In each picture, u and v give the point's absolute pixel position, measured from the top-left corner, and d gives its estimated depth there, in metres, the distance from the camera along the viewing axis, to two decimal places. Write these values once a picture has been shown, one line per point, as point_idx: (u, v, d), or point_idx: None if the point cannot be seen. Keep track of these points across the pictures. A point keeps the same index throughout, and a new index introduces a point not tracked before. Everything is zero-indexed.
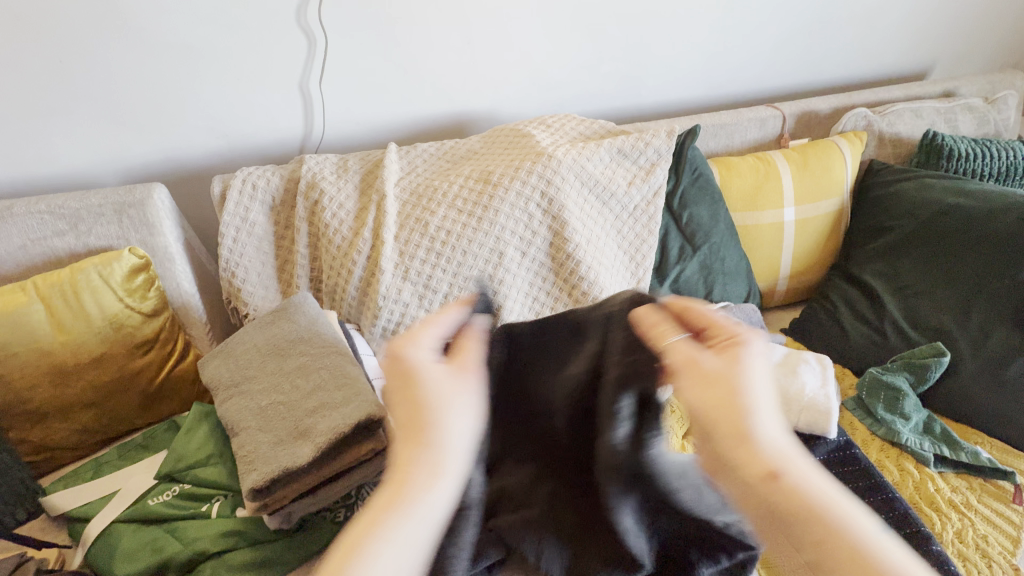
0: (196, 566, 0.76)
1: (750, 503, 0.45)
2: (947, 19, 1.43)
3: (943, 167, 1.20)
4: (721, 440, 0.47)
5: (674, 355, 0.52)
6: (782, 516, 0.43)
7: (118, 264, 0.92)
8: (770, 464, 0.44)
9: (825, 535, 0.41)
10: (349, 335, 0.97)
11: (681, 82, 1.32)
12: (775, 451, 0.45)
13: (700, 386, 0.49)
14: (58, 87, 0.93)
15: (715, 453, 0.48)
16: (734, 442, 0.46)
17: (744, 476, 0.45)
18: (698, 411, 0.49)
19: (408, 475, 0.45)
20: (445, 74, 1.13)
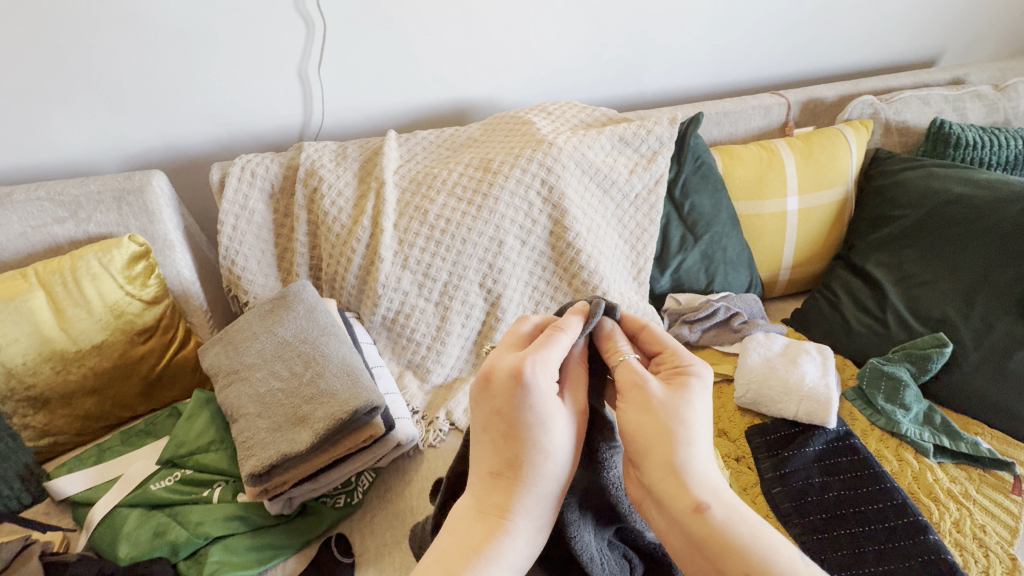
0: (199, 550, 0.77)
1: (677, 533, 0.49)
2: (959, 4, 1.40)
3: (950, 156, 1.18)
4: (656, 470, 0.51)
5: (625, 375, 0.56)
6: (706, 546, 0.46)
7: (118, 251, 0.92)
8: (697, 498, 0.48)
9: (742, 567, 0.44)
10: (348, 324, 0.97)
11: (686, 68, 1.30)
12: (705, 486, 0.49)
13: (642, 411, 0.53)
14: (55, 73, 0.92)
15: (652, 479, 0.51)
16: (669, 472, 0.50)
17: (672, 506, 0.49)
18: (635, 437, 0.53)
19: (513, 519, 0.50)
20: (445, 60, 1.12)
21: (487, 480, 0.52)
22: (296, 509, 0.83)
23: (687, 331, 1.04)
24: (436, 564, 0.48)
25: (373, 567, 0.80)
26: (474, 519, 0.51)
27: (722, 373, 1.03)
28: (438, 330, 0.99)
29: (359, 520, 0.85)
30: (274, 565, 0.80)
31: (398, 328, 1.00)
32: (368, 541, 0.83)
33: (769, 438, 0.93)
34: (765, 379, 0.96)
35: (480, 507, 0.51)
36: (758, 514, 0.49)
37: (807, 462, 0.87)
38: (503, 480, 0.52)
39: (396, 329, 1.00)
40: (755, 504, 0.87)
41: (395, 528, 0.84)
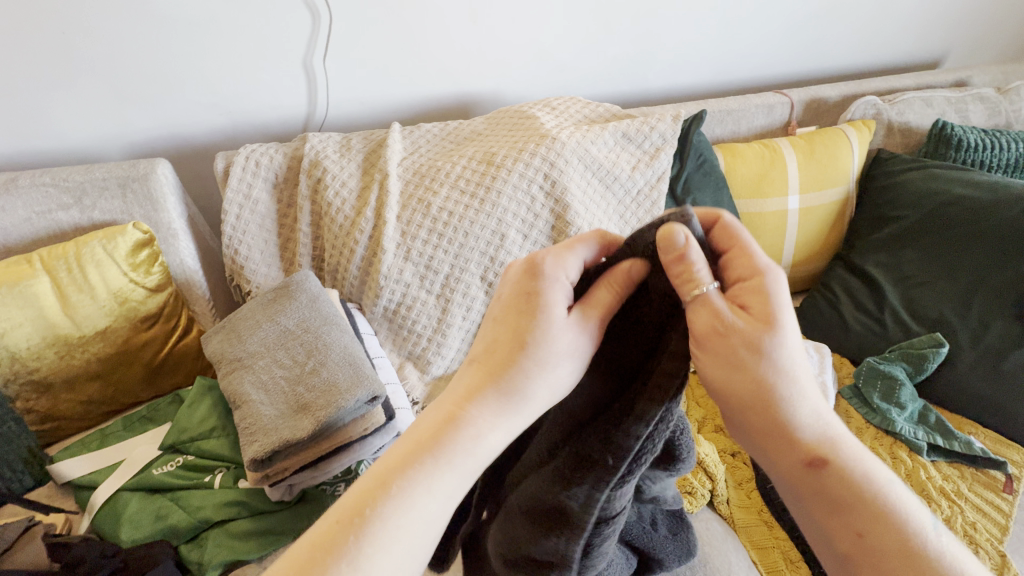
0: (200, 533, 0.79)
1: (792, 486, 0.49)
2: (965, 6, 1.40)
3: (951, 157, 1.19)
4: (755, 428, 0.49)
5: (700, 319, 0.46)
6: (831, 502, 0.47)
7: (122, 238, 0.93)
8: (812, 453, 0.48)
9: (866, 523, 0.46)
10: (350, 314, 0.98)
11: (689, 66, 1.31)
12: (819, 436, 0.48)
13: (727, 364, 0.47)
14: (59, 58, 0.92)
15: (762, 437, 0.49)
16: (774, 428, 0.48)
17: (784, 462, 0.49)
18: (717, 388, 0.49)
19: (474, 423, 0.48)
20: (450, 54, 1.12)
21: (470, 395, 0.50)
22: (297, 495, 0.84)
23: None
24: (403, 457, 0.46)
25: None
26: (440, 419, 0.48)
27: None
28: (439, 322, 1.00)
29: None
30: (273, 550, 0.81)
31: (400, 319, 1.00)
32: None
33: None
34: None
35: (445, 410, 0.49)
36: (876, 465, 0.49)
37: None
38: (486, 398, 0.50)
39: (398, 321, 1.01)
40: (750, 499, 0.88)
41: None
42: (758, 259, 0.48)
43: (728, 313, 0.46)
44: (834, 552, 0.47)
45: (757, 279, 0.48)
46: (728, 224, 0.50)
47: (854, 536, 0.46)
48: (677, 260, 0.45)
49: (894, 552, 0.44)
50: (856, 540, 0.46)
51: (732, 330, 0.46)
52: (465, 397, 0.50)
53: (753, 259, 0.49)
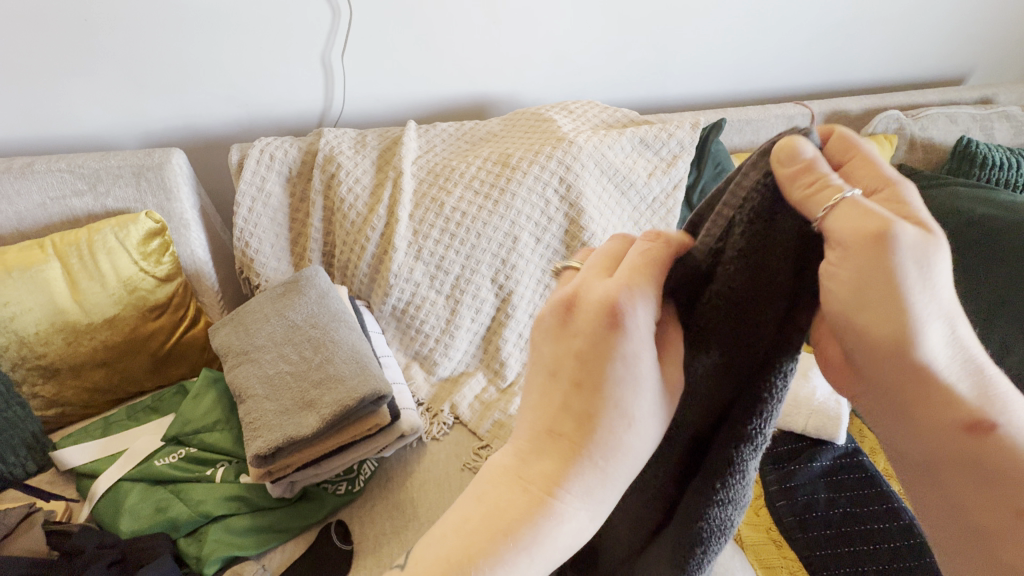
0: (199, 528, 0.77)
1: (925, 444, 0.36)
2: (992, 23, 1.38)
3: (975, 175, 1.17)
4: (889, 375, 0.35)
5: (848, 240, 0.33)
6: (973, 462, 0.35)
7: (134, 227, 0.92)
8: (968, 410, 0.34)
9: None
10: (358, 312, 0.97)
11: (708, 75, 1.29)
12: (971, 388, 0.35)
13: (859, 297, 0.34)
14: (79, 45, 0.92)
15: (895, 391, 0.36)
16: (913, 378, 0.34)
17: (931, 418, 0.35)
18: (846, 326, 0.35)
19: (558, 494, 0.35)
20: (468, 54, 1.12)
21: (539, 440, 0.37)
22: (298, 492, 0.83)
23: None
24: (450, 536, 0.36)
25: (370, 556, 0.80)
26: (508, 484, 0.37)
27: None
28: (447, 323, 0.99)
29: (360, 508, 0.85)
30: (273, 548, 0.80)
31: (408, 319, 1.00)
32: (367, 529, 0.83)
33: (776, 450, 0.92)
34: None
35: (521, 472, 0.37)
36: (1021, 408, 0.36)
37: (813, 477, 0.87)
38: (560, 444, 0.36)
39: (405, 320, 1.00)
40: (758, 516, 0.86)
41: (394, 518, 0.84)
42: (887, 168, 0.36)
43: (866, 223, 0.33)
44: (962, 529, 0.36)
45: (887, 188, 0.35)
46: (851, 144, 0.37)
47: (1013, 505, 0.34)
48: (797, 176, 0.35)
49: None
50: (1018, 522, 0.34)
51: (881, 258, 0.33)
52: (533, 443, 0.37)
53: (883, 165, 0.36)
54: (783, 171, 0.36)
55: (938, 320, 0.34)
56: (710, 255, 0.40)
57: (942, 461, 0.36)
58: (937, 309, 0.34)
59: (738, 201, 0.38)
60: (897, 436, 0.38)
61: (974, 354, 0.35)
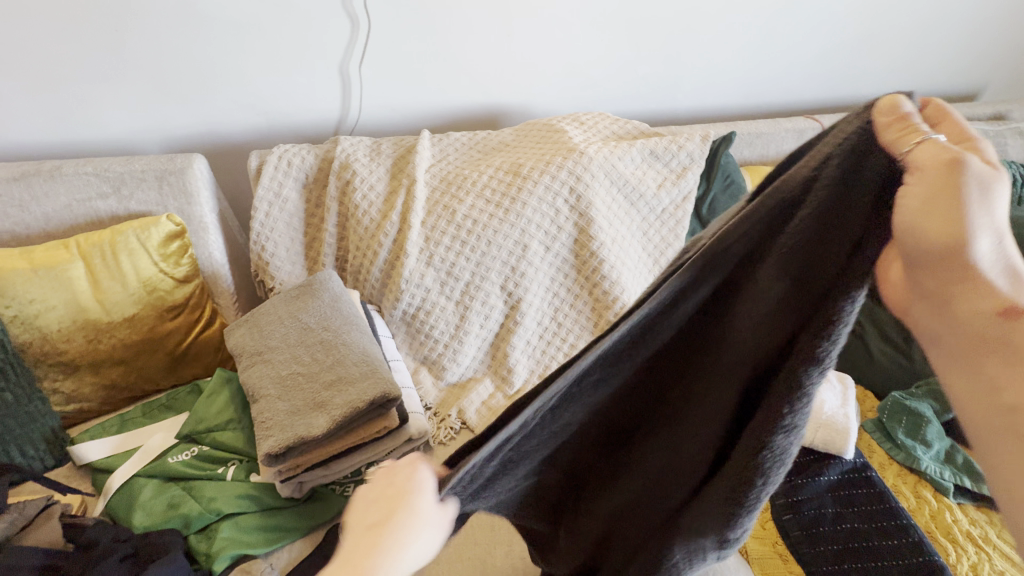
0: (210, 525, 0.79)
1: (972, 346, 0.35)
2: (1005, 40, 1.38)
3: None
4: (940, 276, 0.34)
5: (929, 162, 0.33)
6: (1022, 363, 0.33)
7: (155, 229, 0.95)
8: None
9: None
10: (369, 316, 0.99)
11: (719, 88, 1.31)
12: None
13: (920, 206, 0.33)
14: (109, 54, 0.96)
15: (947, 289, 0.34)
16: (966, 277, 0.33)
17: (983, 319, 0.34)
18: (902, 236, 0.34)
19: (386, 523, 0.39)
20: (481, 66, 1.14)
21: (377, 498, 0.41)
22: (307, 492, 0.84)
23: None
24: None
25: None
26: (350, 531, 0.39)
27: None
28: (456, 329, 1.00)
29: None
30: (280, 547, 0.81)
31: (417, 324, 1.01)
32: None
33: None
34: None
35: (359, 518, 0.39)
36: None
37: (821, 491, 0.86)
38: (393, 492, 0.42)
39: (415, 325, 1.02)
40: (764, 530, 0.85)
41: None
42: (970, 129, 0.34)
43: (948, 153, 0.32)
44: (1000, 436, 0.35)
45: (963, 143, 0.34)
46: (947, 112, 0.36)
47: None
48: (896, 122, 0.34)
49: None
50: None
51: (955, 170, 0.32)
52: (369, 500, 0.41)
53: (960, 122, 0.35)
54: (879, 118, 0.35)
55: (989, 234, 0.33)
56: (799, 189, 0.38)
57: (981, 389, 0.35)
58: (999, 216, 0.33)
59: (836, 141, 0.36)
60: (940, 349, 0.37)
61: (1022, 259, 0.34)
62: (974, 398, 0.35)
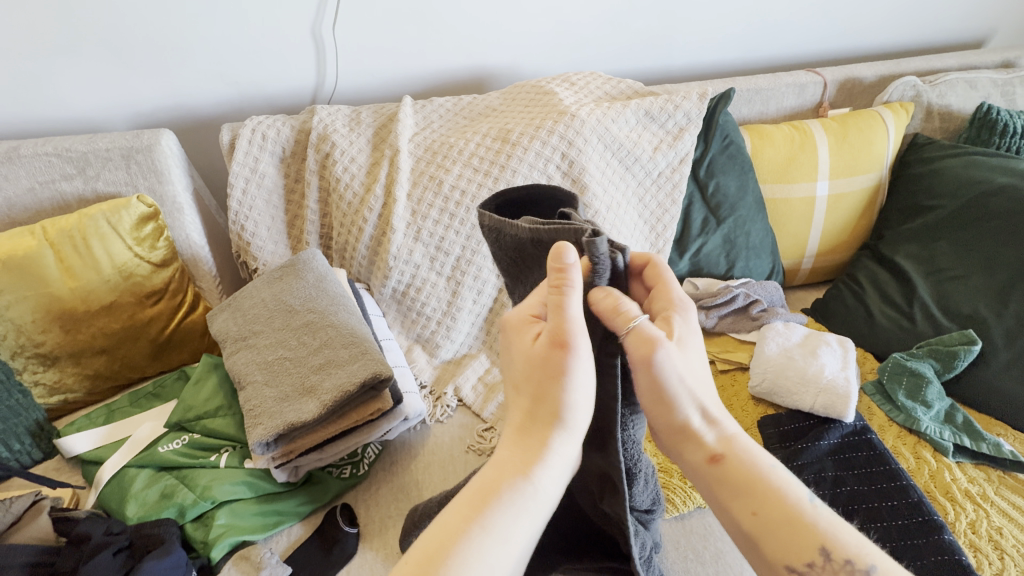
0: (206, 513, 0.77)
1: (709, 489, 0.50)
2: None
3: (993, 144, 1.09)
4: (786, 553, 0.46)
5: (637, 342, 0.50)
6: (732, 490, 0.49)
7: (126, 212, 0.90)
8: (710, 448, 0.51)
9: (779, 507, 0.47)
10: (358, 295, 0.96)
11: (713, 45, 1.27)
12: (714, 431, 0.52)
13: (653, 376, 0.51)
14: (69, 24, 0.91)
15: (713, 491, 0.50)
16: (682, 429, 0.52)
17: (689, 458, 0.51)
18: (735, 478, 0.49)
19: None
20: (464, 27, 1.10)
21: None
22: (302, 476, 0.83)
23: (704, 317, 1.01)
24: None
25: (377, 538, 0.80)
26: None
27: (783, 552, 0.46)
28: (448, 306, 0.97)
29: (364, 492, 0.86)
30: (280, 531, 0.81)
31: (408, 302, 0.98)
32: (373, 513, 0.83)
33: (783, 430, 0.91)
34: (782, 369, 0.94)
35: None
36: (767, 456, 0.51)
37: (821, 455, 0.86)
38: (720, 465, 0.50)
39: (406, 303, 0.99)
40: None
41: (399, 502, 0.84)
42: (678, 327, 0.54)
43: (646, 344, 0.50)
44: (739, 532, 0.48)
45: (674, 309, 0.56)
46: (655, 262, 0.59)
47: (752, 517, 0.47)
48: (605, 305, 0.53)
49: (762, 494, 0.48)
50: (755, 517, 0.47)
51: (664, 351, 0.50)
52: None
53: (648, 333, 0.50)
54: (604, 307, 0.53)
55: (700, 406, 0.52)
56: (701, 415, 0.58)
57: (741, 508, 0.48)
58: (694, 379, 0.52)
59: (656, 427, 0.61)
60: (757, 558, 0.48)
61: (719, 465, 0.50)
62: (779, 529, 0.46)
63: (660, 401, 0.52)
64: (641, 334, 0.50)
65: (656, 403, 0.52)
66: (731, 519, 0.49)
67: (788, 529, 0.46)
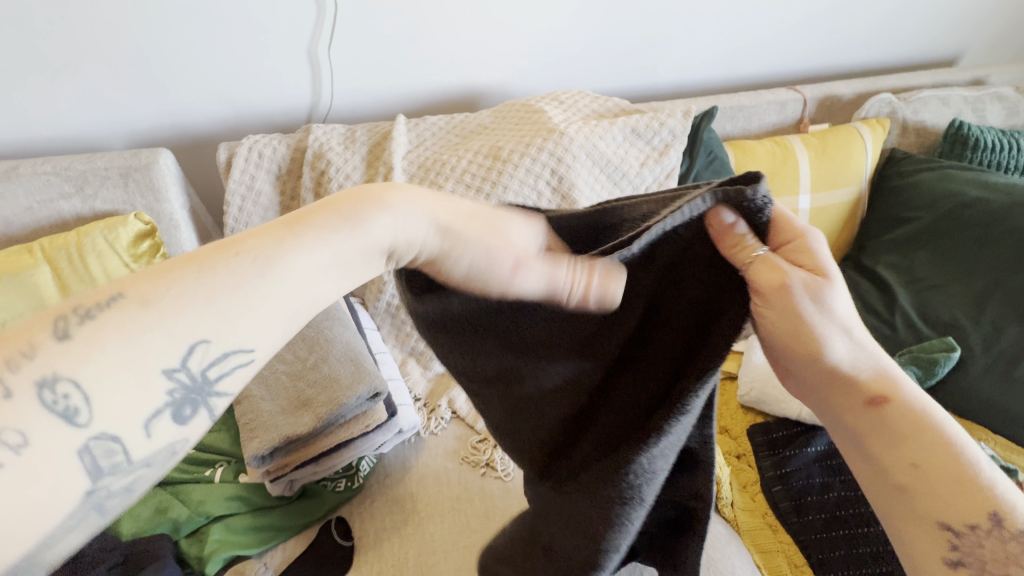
0: (200, 528, 0.78)
1: (862, 434, 0.49)
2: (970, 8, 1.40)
3: (966, 158, 1.14)
4: (942, 505, 0.47)
5: (762, 277, 0.46)
6: (893, 436, 0.48)
7: (123, 229, 0.91)
8: (870, 392, 0.49)
9: (938, 456, 0.47)
10: (352, 309, 0.97)
11: (697, 64, 1.32)
12: (875, 374, 0.49)
13: (786, 313, 0.47)
14: (68, 48, 0.93)
15: (866, 439, 0.49)
16: (833, 376, 0.49)
17: (845, 403, 0.49)
18: (895, 426, 0.48)
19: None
20: (455, 47, 1.13)
21: None
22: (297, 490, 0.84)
23: None
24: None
25: (372, 551, 0.80)
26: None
27: (949, 509, 0.46)
28: None
29: (360, 504, 0.86)
30: (274, 546, 0.81)
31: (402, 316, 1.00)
32: (368, 525, 0.84)
33: (770, 438, 0.93)
34: (768, 378, 0.96)
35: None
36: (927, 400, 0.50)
37: (808, 462, 0.87)
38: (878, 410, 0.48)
39: (400, 316, 1.00)
40: (754, 502, 0.88)
41: (393, 514, 0.85)
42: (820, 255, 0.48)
43: (775, 276, 0.46)
44: (889, 483, 0.49)
45: (799, 239, 0.49)
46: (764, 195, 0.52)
47: (913, 467, 0.47)
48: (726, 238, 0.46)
49: (928, 443, 0.47)
50: (914, 468, 0.47)
51: (797, 284, 0.46)
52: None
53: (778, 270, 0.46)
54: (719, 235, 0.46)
55: (841, 346, 0.48)
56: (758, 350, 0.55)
57: (900, 460, 0.48)
58: (841, 320, 0.48)
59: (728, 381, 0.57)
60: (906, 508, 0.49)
61: (878, 412, 0.48)
62: (942, 486, 0.46)
63: (803, 338, 0.48)
64: (770, 269, 0.45)
65: (790, 342, 0.48)
66: (883, 467, 0.49)
67: (955, 486, 0.46)
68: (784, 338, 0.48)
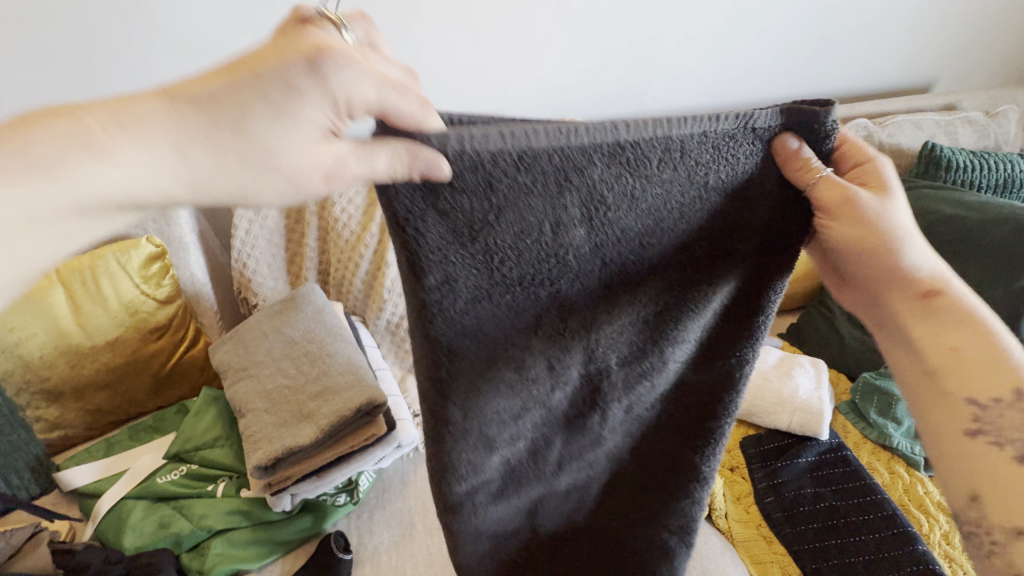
0: (201, 542, 0.79)
1: (908, 328, 0.48)
2: (941, 38, 1.48)
3: (941, 178, 1.19)
4: (976, 389, 0.46)
5: (831, 191, 0.42)
6: (942, 325, 0.47)
7: (135, 252, 0.95)
8: (925, 284, 0.47)
9: (980, 340, 0.46)
10: (354, 326, 1.01)
11: (683, 92, 1.39)
12: (929, 270, 0.47)
13: (853, 224, 0.44)
14: None
15: (911, 336, 0.48)
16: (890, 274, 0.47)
17: (894, 297, 0.48)
18: (941, 315, 0.47)
19: None
20: (454, 78, 1.20)
21: None
22: (298, 503, 0.84)
23: None
24: None
25: (370, 563, 0.82)
26: None
27: (986, 390, 0.46)
28: None
29: (358, 519, 0.88)
30: (273, 559, 0.83)
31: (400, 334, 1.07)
32: (367, 539, 0.85)
33: (762, 450, 0.95)
34: (759, 390, 0.97)
35: None
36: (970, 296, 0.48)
37: (799, 473, 0.90)
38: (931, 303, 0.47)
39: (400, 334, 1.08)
40: (748, 513, 0.89)
41: (392, 527, 0.87)
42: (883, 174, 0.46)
43: (838, 192, 0.42)
44: (924, 375, 0.48)
45: (868, 162, 0.47)
46: None
47: (949, 351, 0.47)
48: (796, 162, 0.41)
49: (970, 329, 0.46)
50: (954, 355, 0.47)
51: (863, 198, 0.44)
52: None
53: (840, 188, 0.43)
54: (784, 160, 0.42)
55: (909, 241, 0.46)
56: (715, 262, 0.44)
57: (941, 350, 0.47)
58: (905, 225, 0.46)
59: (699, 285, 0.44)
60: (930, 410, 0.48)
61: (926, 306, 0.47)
62: (969, 363, 0.46)
63: (870, 244, 0.45)
64: (834, 185, 0.42)
65: (853, 251, 0.46)
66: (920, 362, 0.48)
67: (984, 366, 0.46)
68: (850, 247, 0.45)
